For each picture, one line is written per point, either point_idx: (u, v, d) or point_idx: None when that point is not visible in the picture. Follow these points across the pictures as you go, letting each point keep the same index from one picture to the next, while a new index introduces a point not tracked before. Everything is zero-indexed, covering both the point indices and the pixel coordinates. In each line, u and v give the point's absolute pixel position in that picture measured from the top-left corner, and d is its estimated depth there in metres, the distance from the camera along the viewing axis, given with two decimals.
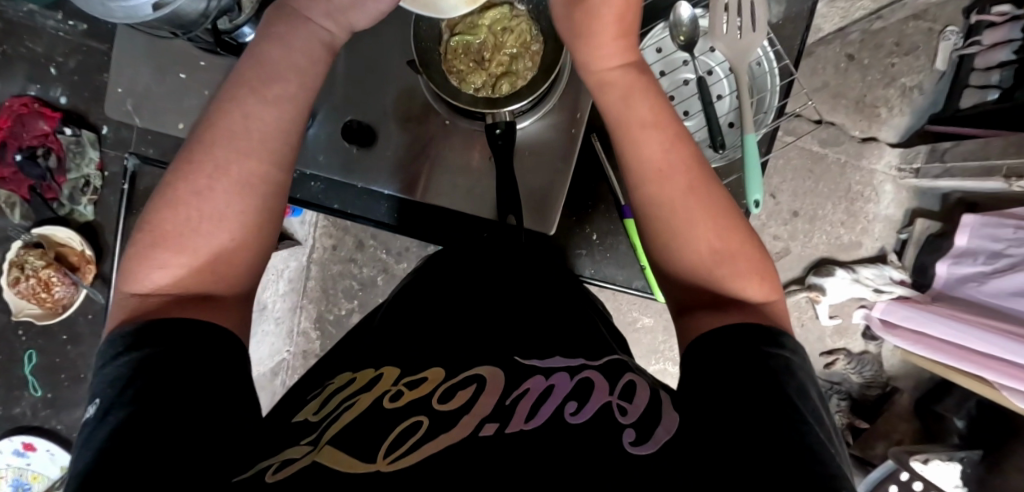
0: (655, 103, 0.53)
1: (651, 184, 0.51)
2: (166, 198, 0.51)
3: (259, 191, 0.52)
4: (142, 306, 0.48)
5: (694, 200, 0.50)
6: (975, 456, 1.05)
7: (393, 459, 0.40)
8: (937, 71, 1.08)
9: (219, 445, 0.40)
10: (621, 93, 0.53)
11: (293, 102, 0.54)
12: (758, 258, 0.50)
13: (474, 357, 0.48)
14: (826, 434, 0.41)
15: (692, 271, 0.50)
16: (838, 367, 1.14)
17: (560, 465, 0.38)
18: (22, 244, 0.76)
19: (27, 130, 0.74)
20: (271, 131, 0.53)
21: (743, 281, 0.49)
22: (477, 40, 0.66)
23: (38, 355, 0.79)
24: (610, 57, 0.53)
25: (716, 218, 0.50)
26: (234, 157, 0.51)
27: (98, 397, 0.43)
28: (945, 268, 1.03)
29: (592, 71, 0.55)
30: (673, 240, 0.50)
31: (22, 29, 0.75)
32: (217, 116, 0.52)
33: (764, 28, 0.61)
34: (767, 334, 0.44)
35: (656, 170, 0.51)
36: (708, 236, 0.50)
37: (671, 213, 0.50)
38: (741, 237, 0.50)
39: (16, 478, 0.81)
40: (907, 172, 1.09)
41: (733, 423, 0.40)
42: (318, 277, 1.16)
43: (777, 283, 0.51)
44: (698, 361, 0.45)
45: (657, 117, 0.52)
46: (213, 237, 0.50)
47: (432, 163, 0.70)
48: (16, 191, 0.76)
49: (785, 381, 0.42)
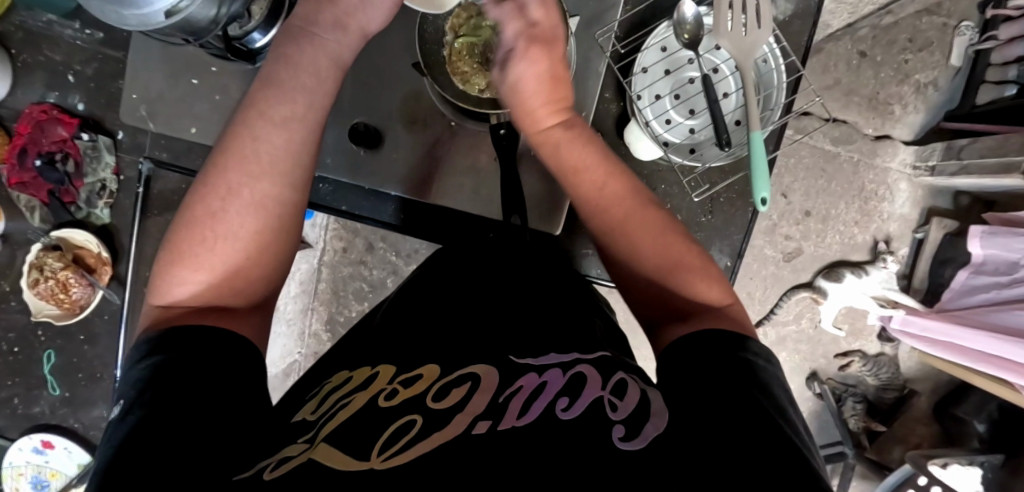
0: (586, 149, 0.57)
1: (592, 216, 0.57)
2: (184, 219, 0.52)
3: (280, 212, 0.53)
4: (165, 316, 0.50)
5: (635, 223, 0.55)
6: (996, 461, 1.02)
7: (386, 457, 0.40)
8: (952, 67, 1.07)
9: (224, 446, 0.41)
10: (555, 148, 0.57)
11: (302, 122, 0.55)
12: (704, 263, 0.55)
13: (468, 355, 0.49)
14: (803, 438, 0.42)
15: (650, 282, 0.55)
16: (853, 369, 1.12)
17: (557, 460, 0.38)
18: (42, 246, 0.78)
19: (46, 136, 0.77)
20: (283, 149, 0.53)
21: (693, 288, 0.53)
22: (481, 41, 0.63)
23: (56, 355, 0.81)
24: (541, 118, 0.57)
25: (658, 235, 0.55)
26: (245, 179, 0.52)
27: (120, 400, 0.44)
28: (963, 277, 1.02)
29: (532, 131, 0.58)
30: (626, 255, 0.55)
31: (40, 38, 0.78)
32: (232, 142, 0.53)
33: (769, 26, 0.60)
34: (719, 338, 0.48)
35: (594, 205, 0.56)
36: (656, 251, 0.54)
37: (619, 238, 0.55)
38: (683, 249, 0.54)
39: (36, 475, 0.83)
40: (923, 170, 1.08)
41: (716, 424, 0.41)
42: (328, 279, 1.17)
43: (730, 288, 0.55)
44: (677, 361, 0.48)
45: (592, 162, 0.56)
46: (229, 256, 0.51)
47: (442, 166, 0.71)
48: (35, 195, 0.78)
49: (750, 378, 0.44)
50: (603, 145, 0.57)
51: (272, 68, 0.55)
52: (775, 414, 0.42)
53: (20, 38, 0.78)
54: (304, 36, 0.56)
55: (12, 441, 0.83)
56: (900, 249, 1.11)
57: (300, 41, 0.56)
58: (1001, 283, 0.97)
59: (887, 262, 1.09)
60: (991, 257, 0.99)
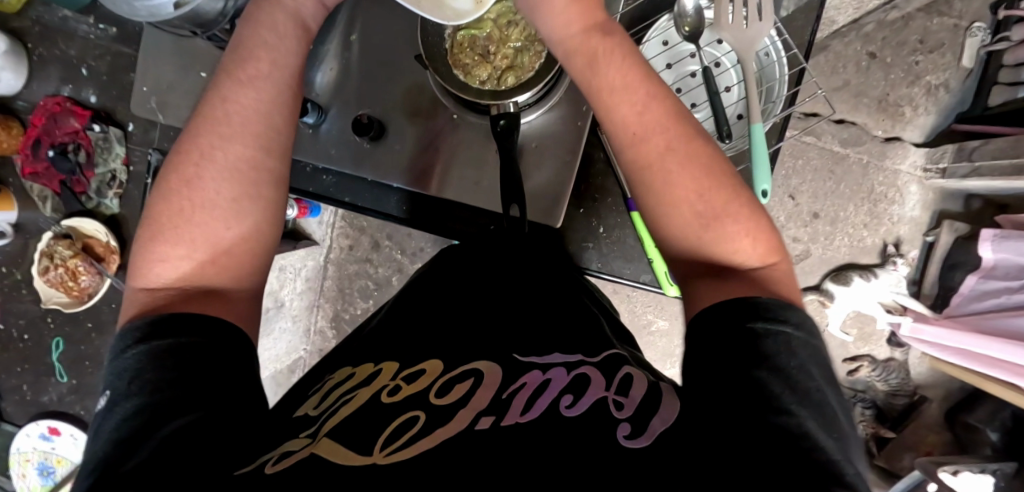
0: (624, 65, 0.51)
1: (627, 145, 0.51)
2: (160, 191, 0.51)
3: (257, 172, 0.52)
4: (150, 302, 0.48)
5: (674, 161, 0.49)
6: (1009, 470, 0.98)
7: (389, 452, 0.41)
8: (964, 69, 1.05)
9: (232, 439, 0.42)
10: (589, 57, 0.52)
11: (264, 79, 0.53)
12: (753, 215, 0.49)
13: (470, 352, 0.50)
14: (835, 422, 0.41)
15: (684, 235, 0.49)
16: (862, 374, 1.11)
17: (557, 456, 0.39)
18: (54, 235, 0.80)
19: (59, 127, 0.78)
20: (252, 107, 0.53)
21: (734, 242, 0.48)
22: (482, 34, 0.66)
23: (64, 343, 0.83)
24: (571, 22, 0.53)
25: (700, 178, 0.49)
26: (217, 142, 0.51)
27: (107, 390, 0.44)
28: (972, 282, 1.00)
29: (558, 38, 0.54)
30: (660, 200, 0.50)
31: (56, 33, 0.80)
32: (201, 106, 0.52)
33: (771, 17, 0.60)
34: (755, 306, 0.44)
35: (632, 133, 0.50)
36: (691, 197, 0.49)
37: (653, 176, 0.49)
38: (729, 197, 0.48)
39: (42, 461, 0.84)
40: (934, 172, 1.06)
41: (720, 425, 0.40)
42: (334, 277, 1.18)
43: (777, 241, 0.50)
44: (701, 330, 0.45)
45: (625, 78, 0.51)
46: (205, 224, 0.50)
47: (445, 157, 0.71)
48: (47, 185, 0.80)
49: (785, 359, 0.42)
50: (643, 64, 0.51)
51: (243, 31, 0.55)
52: (790, 401, 0.40)
53: (36, 33, 0.80)
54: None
55: (20, 426, 0.84)
56: (909, 252, 1.09)
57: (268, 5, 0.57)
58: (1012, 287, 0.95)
59: (897, 264, 1.07)
60: (1002, 261, 0.97)
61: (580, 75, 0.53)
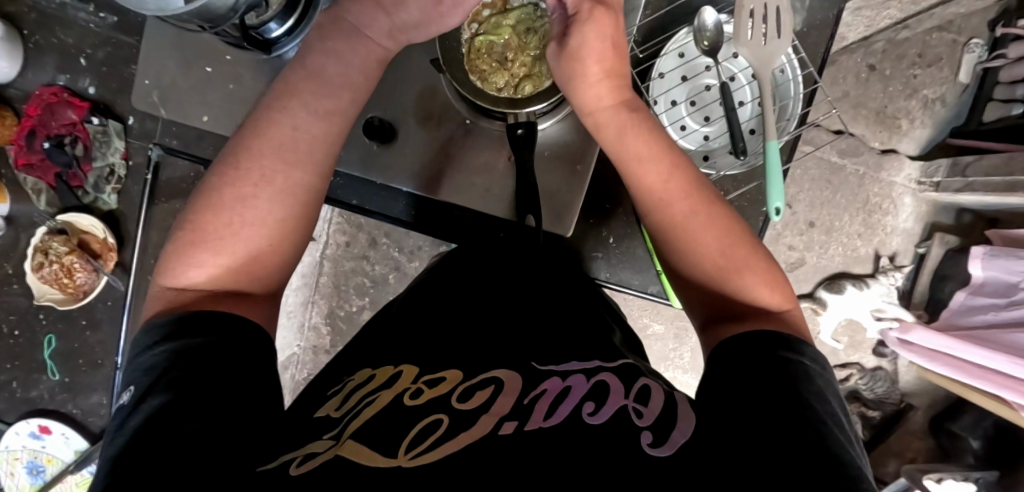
0: (648, 137, 0.54)
1: (654, 209, 0.54)
2: (210, 198, 0.51)
3: (311, 203, 0.54)
4: (180, 299, 0.49)
5: (697, 220, 0.53)
6: (991, 477, 1.02)
7: (413, 455, 0.40)
8: (961, 84, 1.07)
9: (250, 441, 0.41)
10: (614, 131, 0.55)
11: (342, 115, 0.55)
12: (769, 267, 0.53)
13: (490, 360, 0.49)
14: (847, 436, 0.42)
15: (704, 281, 0.53)
16: (851, 382, 1.13)
17: (585, 460, 0.39)
18: (48, 230, 0.77)
19: (55, 119, 0.76)
20: (319, 142, 0.53)
21: (754, 291, 0.52)
22: (500, 41, 0.65)
23: (57, 340, 0.80)
24: (599, 96, 0.55)
25: (722, 232, 0.52)
26: (280, 167, 0.52)
27: (132, 385, 0.44)
28: (961, 297, 1.02)
29: (585, 113, 0.56)
30: (679, 255, 0.54)
31: (53, 21, 0.77)
32: (267, 121, 0.53)
33: (789, 35, 0.60)
34: (783, 340, 0.47)
35: (657, 198, 0.54)
36: (713, 251, 0.52)
37: (676, 231, 0.53)
38: (748, 252, 0.52)
39: (31, 460, 0.83)
40: (927, 185, 1.08)
41: (752, 438, 0.40)
42: (330, 273, 1.17)
43: (790, 289, 0.53)
44: (722, 363, 0.47)
45: (653, 149, 0.54)
46: (250, 238, 0.51)
47: (455, 162, 0.70)
48: (42, 178, 0.77)
49: (803, 386, 0.43)
50: (667, 135, 0.55)
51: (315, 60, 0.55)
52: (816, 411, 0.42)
53: (32, 19, 0.77)
54: (348, 31, 0.55)
55: (8, 425, 0.82)
56: (900, 263, 1.11)
57: (347, 35, 0.55)
58: (999, 305, 0.97)
59: (890, 275, 1.10)
60: (991, 279, 0.98)
61: (606, 146, 0.56)
